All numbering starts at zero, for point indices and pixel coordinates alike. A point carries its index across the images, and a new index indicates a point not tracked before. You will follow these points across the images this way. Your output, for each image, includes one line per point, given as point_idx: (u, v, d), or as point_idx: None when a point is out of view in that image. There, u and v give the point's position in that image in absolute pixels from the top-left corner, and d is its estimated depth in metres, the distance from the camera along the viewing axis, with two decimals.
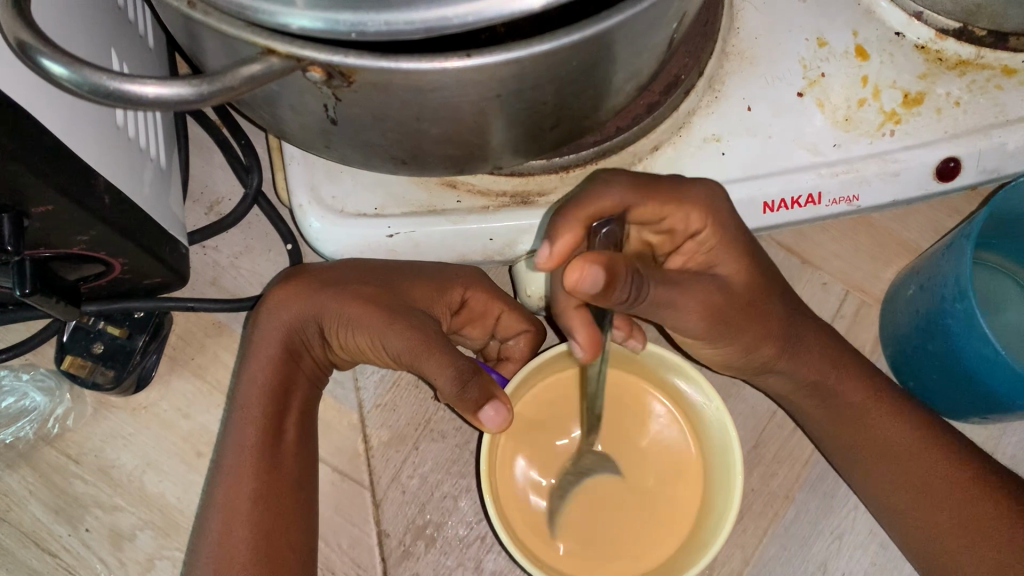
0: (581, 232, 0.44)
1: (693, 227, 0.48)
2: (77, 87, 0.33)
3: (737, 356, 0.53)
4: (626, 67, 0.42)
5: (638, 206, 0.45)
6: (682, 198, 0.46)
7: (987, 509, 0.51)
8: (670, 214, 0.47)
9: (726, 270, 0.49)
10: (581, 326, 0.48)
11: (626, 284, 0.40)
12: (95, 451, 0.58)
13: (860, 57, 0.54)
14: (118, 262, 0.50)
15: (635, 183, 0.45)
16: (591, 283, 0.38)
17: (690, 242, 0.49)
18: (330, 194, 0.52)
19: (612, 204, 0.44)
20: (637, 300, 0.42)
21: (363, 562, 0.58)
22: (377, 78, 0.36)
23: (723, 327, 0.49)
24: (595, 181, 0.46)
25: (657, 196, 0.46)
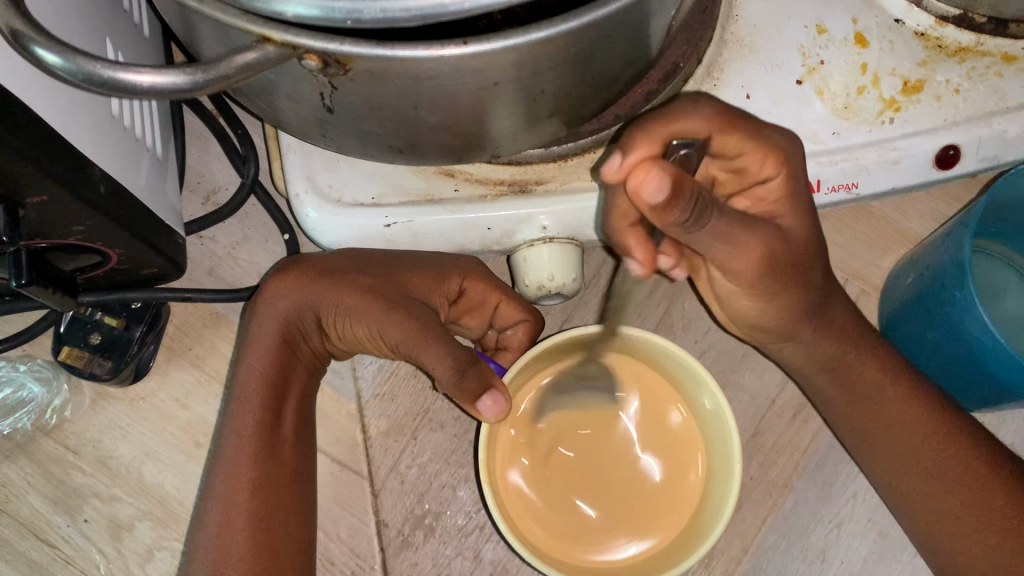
0: (660, 145, 0.41)
1: (765, 174, 0.45)
2: (70, 76, 0.33)
3: (770, 321, 0.52)
4: (624, 53, 0.42)
5: (717, 137, 0.43)
6: (762, 138, 0.44)
7: (993, 499, 0.51)
8: (747, 155, 0.44)
9: (784, 221, 0.47)
10: (639, 246, 0.46)
11: (689, 208, 0.39)
12: (93, 441, 0.58)
13: (859, 44, 0.54)
14: (115, 252, 0.50)
15: (725, 113, 0.43)
16: (653, 190, 0.37)
17: (758, 186, 0.47)
18: (327, 183, 0.51)
19: (695, 129, 0.42)
20: (694, 226, 0.41)
21: (362, 551, 0.58)
22: (374, 65, 0.36)
23: (772, 279, 0.48)
24: (684, 102, 0.43)
25: (742, 127, 0.43)
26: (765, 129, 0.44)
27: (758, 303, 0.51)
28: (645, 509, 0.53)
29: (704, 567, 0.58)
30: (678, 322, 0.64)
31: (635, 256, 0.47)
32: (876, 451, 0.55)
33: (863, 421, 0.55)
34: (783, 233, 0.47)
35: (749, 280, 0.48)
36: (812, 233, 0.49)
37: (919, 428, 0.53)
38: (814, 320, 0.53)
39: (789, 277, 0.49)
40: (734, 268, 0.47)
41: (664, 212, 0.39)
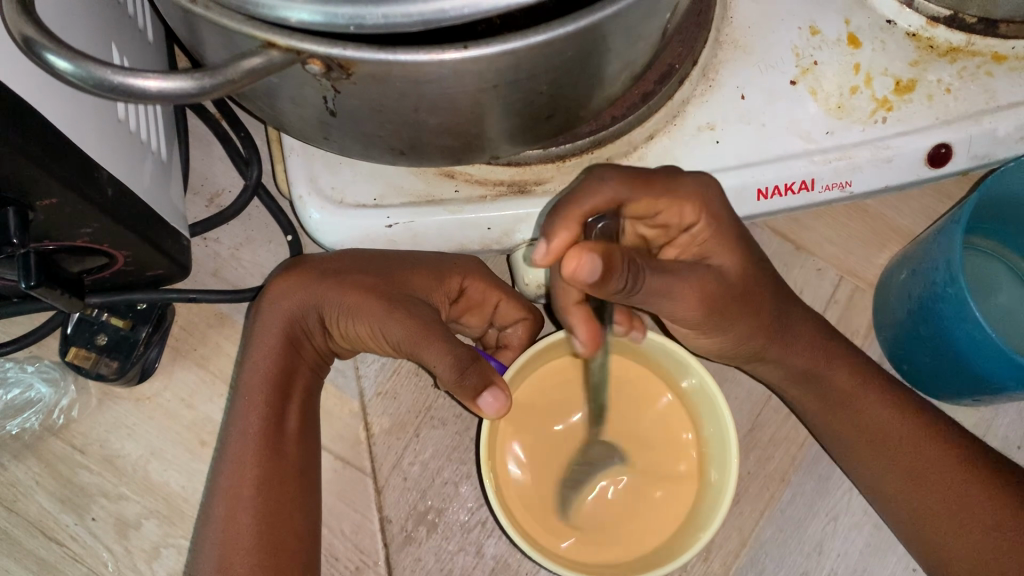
0: (578, 226, 0.43)
1: (687, 221, 0.48)
2: (80, 81, 0.33)
3: (729, 346, 0.54)
4: (620, 57, 0.43)
5: (629, 202, 0.46)
6: (676, 193, 0.46)
7: (974, 495, 0.52)
8: (664, 207, 0.47)
9: (716, 263, 0.49)
10: (583, 325, 0.50)
11: (623, 275, 0.41)
12: (100, 441, 0.59)
13: (852, 45, 0.55)
14: (121, 254, 0.51)
15: (632, 178, 0.45)
16: (591, 271, 0.39)
17: (684, 235, 0.49)
18: (329, 185, 0.52)
19: (604, 205, 0.44)
20: (633, 288, 0.43)
21: (366, 547, 0.58)
22: (376, 69, 0.36)
23: (718, 317, 0.50)
24: (587, 178, 0.45)
25: (648, 183, 0.45)
26: (678, 180, 0.46)
27: (712, 335, 0.53)
28: (643, 509, 0.54)
29: (703, 560, 0.59)
30: (675, 319, 0.65)
31: (579, 334, 0.50)
32: (856, 457, 0.56)
33: (840, 425, 0.55)
34: (717, 273, 0.49)
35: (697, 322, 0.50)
36: (748, 264, 0.50)
37: (895, 428, 0.54)
38: (777, 338, 0.54)
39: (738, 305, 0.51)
40: (683, 316, 0.49)
41: (603, 286, 0.40)
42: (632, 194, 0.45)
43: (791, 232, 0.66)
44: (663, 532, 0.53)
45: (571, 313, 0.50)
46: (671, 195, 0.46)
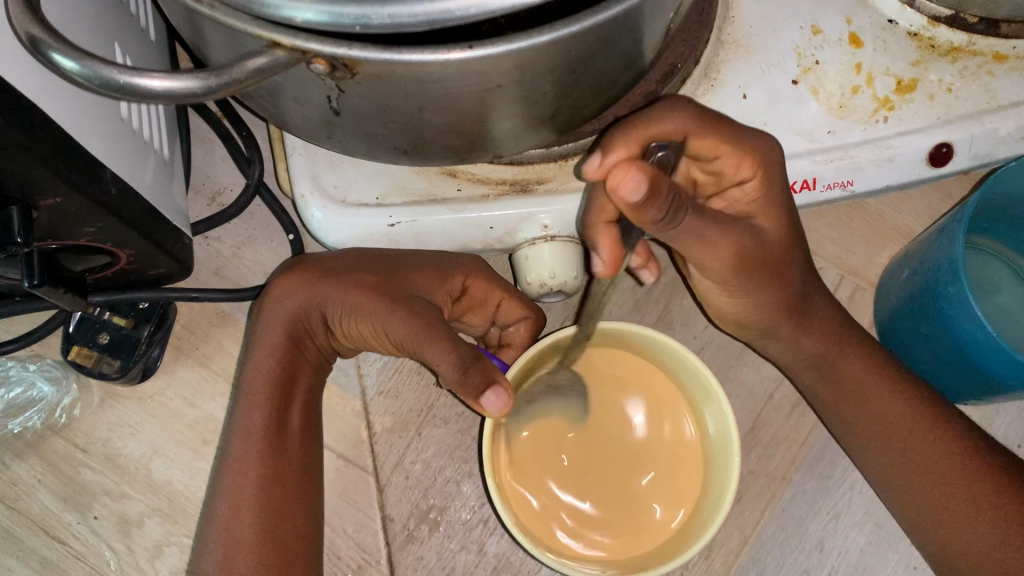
0: (637, 147, 0.43)
1: (742, 175, 0.48)
2: (85, 81, 0.33)
3: (752, 314, 0.54)
4: (624, 56, 0.43)
5: (694, 138, 0.45)
6: (736, 144, 0.46)
7: (982, 486, 0.51)
8: (725, 155, 0.46)
9: (761, 223, 0.50)
10: (607, 246, 0.49)
11: (664, 205, 0.42)
12: (102, 440, 0.59)
13: (854, 45, 0.55)
14: (123, 253, 0.51)
15: (703, 116, 0.45)
16: (630, 189, 0.40)
17: (735, 188, 0.50)
18: (332, 184, 0.52)
19: (671, 130, 0.44)
20: (670, 222, 0.44)
21: (368, 545, 0.59)
22: (380, 69, 0.37)
23: (744, 279, 0.51)
24: (665, 102, 0.45)
25: (721, 131, 0.45)
26: (743, 132, 0.46)
27: (737, 299, 0.53)
28: (637, 510, 0.54)
29: (704, 559, 0.59)
30: (676, 317, 0.65)
31: (601, 254, 0.49)
32: (863, 444, 0.56)
33: (851, 415, 0.56)
34: (756, 232, 0.49)
35: (724, 279, 0.51)
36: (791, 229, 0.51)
37: (905, 421, 0.54)
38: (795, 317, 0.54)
39: (759, 275, 0.51)
40: (710, 266, 0.50)
41: (642, 210, 0.41)
42: (692, 127, 0.44)
43: None
44: (656, 539, 0.53)
45: (597, 231, 0.49)
46: (733, 144, 0.46)
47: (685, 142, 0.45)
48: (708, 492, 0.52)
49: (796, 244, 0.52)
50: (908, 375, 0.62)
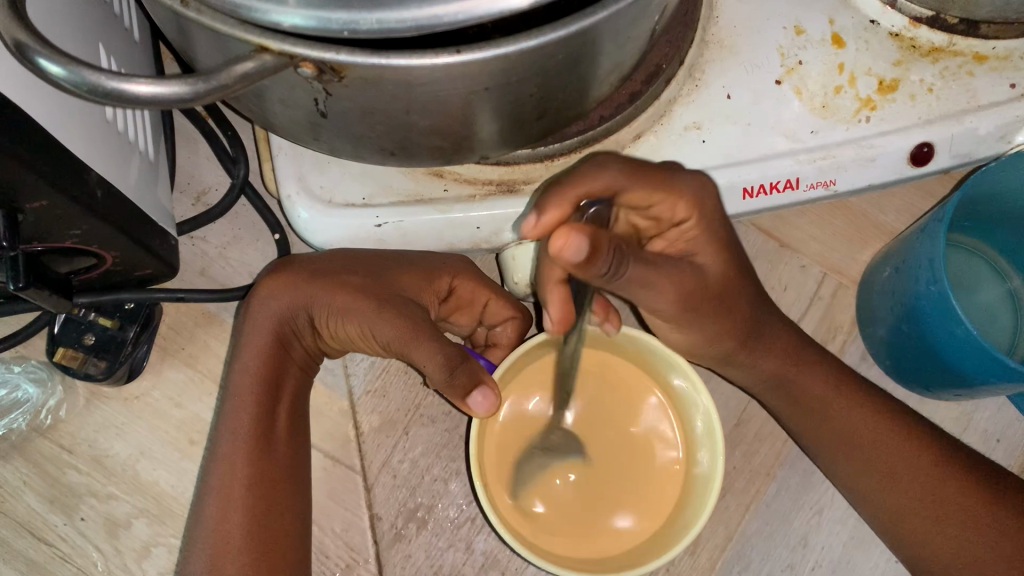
0: (569, 206, 0.45)
1: (678, 217, 0.48)
2: (73, 86, 0.33)
3: (704, 344, 0.54)
4: (610, 58, 0.43)
5: (625, 190, 0.46)
6: (664, 188, 0.46)
7: (950, 491, 0.52)
8: (658, 203, 0.47)
9: (703, 258, 0.49)
10: (558, 305, 0.49)
11: (609, 258, 0.40)
12: (88, 441, 0.59)
13: (836, 45, 0.55)
14: (110, 254, 0.51)
15: (634, 170, 0.45)
16: (575, 252, 0.38)
17: (673, 230, 0.49)
18: (318, 185, 0.52)
19: (599, 189, 0.45)
20: (614, 276, 0.42)
21: (357, 544, 0.59)
22: (367, 73, 0.37)
23: (693, 314, 0.50)
24: (592, 160, 0.46)
25: (646, 174, 0.46)
26: (678, 179, 0.47)
27: (688, 331, 0.53)
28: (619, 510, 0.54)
29: (690, 554, 0.60)
30: None
31: (551, 313, 0.49)
32: (828, 457, 0.56)
33: (811, 429, 0.56)
34: (698, 270, 0.49)
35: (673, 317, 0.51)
36: (729, 264, 0.50)
37: (868, 430, 0.55)
38: (751, 341, 0.54)
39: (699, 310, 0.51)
40: (657, 306, 0.49)
41: (585, 269, 0.39)
42: (624, 178, 0.45)
43: (776, 231, 0.66)
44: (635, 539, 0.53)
45: (549, 291, 0.49)
46: (661, 184, 0.46)
47: (614, 197, 0.46)
48: (692, 486, 0.53)
49: (741, 276, 0.52)
50: (889, 371, 0.63)
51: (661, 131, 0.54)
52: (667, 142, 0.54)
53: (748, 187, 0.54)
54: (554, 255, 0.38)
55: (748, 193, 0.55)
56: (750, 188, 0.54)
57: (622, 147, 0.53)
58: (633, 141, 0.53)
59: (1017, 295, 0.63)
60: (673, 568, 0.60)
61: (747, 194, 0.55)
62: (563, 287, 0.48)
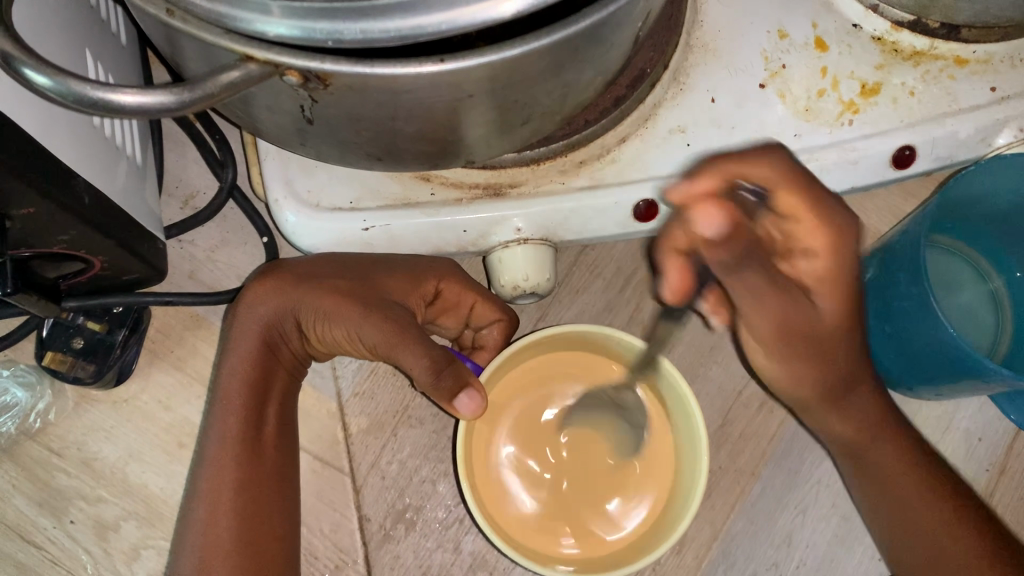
0: (723, 182, 0.40)
1: (813, 242, 0.42)
2: (58, 96, 0.34)
3: (790, 381, 0.53)
4: (594, 64, 0.43)
5: (781, 194, 0.41)
6: (834, 250, 0.42)
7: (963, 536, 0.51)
8: (806, 223, 0.41)
9: (821, 301, 0.46)
10: (675, 275, 0.44)
11: (730, 247, 0.41)
12: (77, 444, 0.59)
13: (819, 49, 0.56)
14: (98, 259, 0.51)
15: (793, 167, 0.41)
16: (671, 281, 0.45)
17: (803, 263, 0.44)
18: (305, 189, 0.53)
19: (759, 176, 0.40)
20: (728, 269, 0.43)
21: (345, 545, 0.59)
22: (352, 81, 0.37)
23: (790, 346, 0.50)
24: (757, 145, 0.42)
25: (819, 200, 0.41)
26: (832, 204, 0.41)
27: (773, 362, 0.53)
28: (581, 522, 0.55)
29: (676, 553, 0.60)
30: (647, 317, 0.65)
31: (669, 280, 0.45)
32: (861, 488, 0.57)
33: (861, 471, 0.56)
34: (805, 308, 0.47)
35: (772, 344, 0.51)
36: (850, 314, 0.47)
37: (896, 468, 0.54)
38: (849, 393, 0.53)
39: (810, 350, 0.50)
40: (755, 324, 0.50)
41: (709, 244, 0.41)
42: (806, 202, 0.40)
43: None
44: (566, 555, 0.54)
45: (669, 259, 0.44)
46: (823, 217, 0.41)
47: (771, 191, 0.41)
48: (680, 484, 0.53)
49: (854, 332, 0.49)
50: None
51: (646, 134, 0.54)
52: (652, 146, 0.54)
53: None
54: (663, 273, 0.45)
55: None
56: None
57: (608, 150, 0.54)
58: (618, 145, 0.54)
59: (998, 295, 0.64)
60: (658, 567, 0.60)
61: None
62: (681, 259, 0.44)
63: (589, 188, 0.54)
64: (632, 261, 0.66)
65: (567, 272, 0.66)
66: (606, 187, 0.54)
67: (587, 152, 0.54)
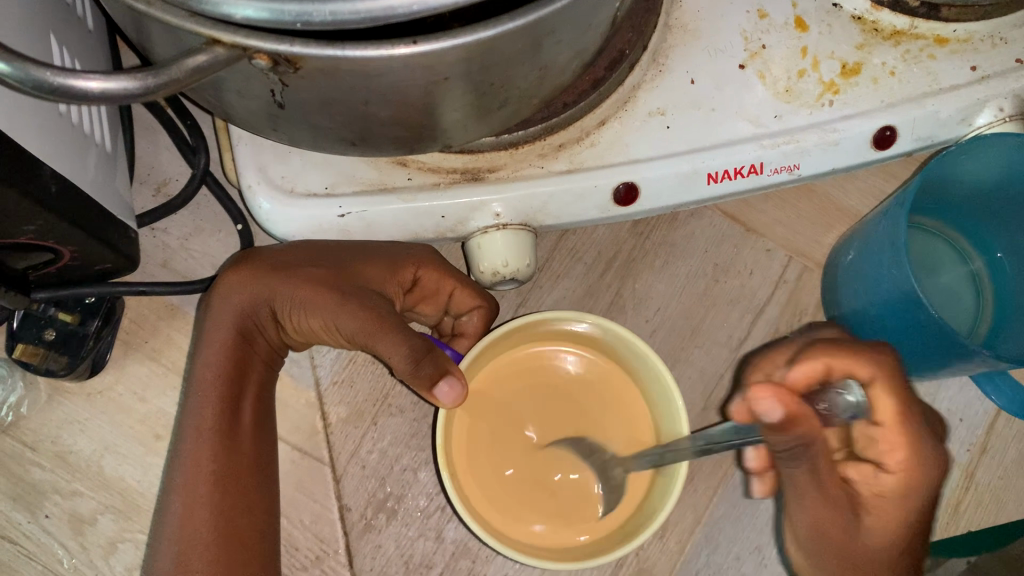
0: (822, 372, 0.43)
1: (892, 461, 0.43)
2: (18, 82, 0.32)
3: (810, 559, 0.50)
4: (571, 45, 0.43)
5: (874, 391, 0.42)
6: (917, 446, 0.42)
7: None
8: (890, 433, 0.42)
9: (866, 521, 0.44)
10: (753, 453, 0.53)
11: (793, 442, 0.40)
12: (50, 437, 0.58)
13: (799, 28, 0.55)
14: (68, 250, 0.50)
15: (899, 380, 0.42)
16: (764, 413, 0.40)
17: (869, 469, 0.44)
18: (279, 174, 0.52)
19: (862, 370, 0.42)
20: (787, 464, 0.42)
21: (326, 536, 0.59)
22: (323, 64, 0.36)
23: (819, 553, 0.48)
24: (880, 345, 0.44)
25: (910, 403, 0.42)
26: (921, 419, 0.43)
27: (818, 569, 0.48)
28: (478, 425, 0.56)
29: (659, 539, 0.60)
30: (628, 301, 0.64)
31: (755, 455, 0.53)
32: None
33: None
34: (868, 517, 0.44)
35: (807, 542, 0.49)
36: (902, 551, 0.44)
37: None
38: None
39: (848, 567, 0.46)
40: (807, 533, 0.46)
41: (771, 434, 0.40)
42: (901, 391, 0.42)
43: (741, 215, 0.66)
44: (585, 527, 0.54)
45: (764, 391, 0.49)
46: (914, 438, 0.42)
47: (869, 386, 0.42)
48: (661, 471, 0.53)
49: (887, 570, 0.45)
50: None
51: (626, 117, 0.54)
52: (632, 128, 0.54)
53: (713, 172, 0.54)
54: (750, 401, 0.40)
55: (713, 177, 0.55)
56: (715, 173, 0.55)
57: (587, 133, 0.53)
58: (597, 128, 0.53)
59: (979, 276, 0.64)
60: (642, 552, 0.60)
61: (710, 179, 0.55)
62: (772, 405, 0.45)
63: (569, 172, 0.53)
64: (613, 246, 0.65)
65: (547, 257, 0.65)
66: (586, 170, 0.53)
67: (565, 136, 0.53)
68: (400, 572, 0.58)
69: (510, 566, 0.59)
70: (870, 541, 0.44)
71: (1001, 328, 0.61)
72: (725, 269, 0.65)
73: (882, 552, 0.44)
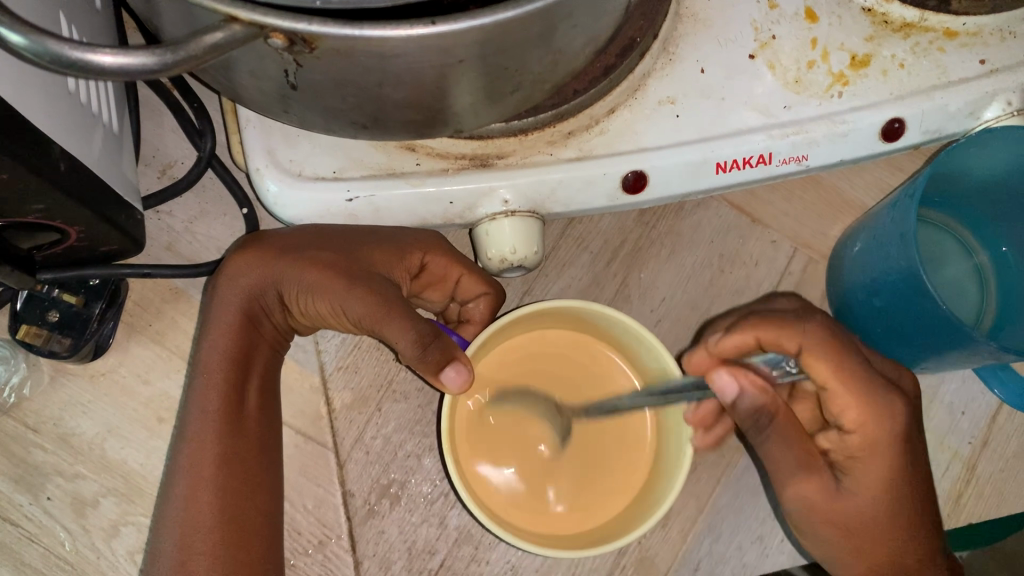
0: (753, 339, 0.52)
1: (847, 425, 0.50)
2: (35, 56, 0.32)
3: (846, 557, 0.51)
4: (585, 31, 0.43)
5: (808, 354, 0.50)
6: (863, 399, 0.49)
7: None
8: (839, 395, 0.50)
9: (848, 482, 0.50)
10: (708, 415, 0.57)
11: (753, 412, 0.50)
12: (53, 419, 0.58)
13: (809, 20, 0.55)
14: (74, 229, 0.49)
15: (831, 345, 0.50)
16: (721, 389, 0.49)
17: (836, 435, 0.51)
18: (287, 158, 0.51)
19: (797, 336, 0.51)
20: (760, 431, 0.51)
21: (329, 521, 0.59)
22: (340, 44, 0.36)
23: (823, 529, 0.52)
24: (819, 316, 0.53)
25: (843, 366, 0.49)
26: (878, 388, 0.50)
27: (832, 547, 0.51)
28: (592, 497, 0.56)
29: (662, 528, 0.60)
30: (634, 291, 0.64)
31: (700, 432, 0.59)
32: None
33: None
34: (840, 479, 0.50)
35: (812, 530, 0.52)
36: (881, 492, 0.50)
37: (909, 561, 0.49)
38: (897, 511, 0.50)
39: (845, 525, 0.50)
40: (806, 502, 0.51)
41: (733, 409, 0.50)
42: (825, 358, 0.50)
43: (747, 206, 0.66)
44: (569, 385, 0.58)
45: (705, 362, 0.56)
46: (855, 391, 0.49)
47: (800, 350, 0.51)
48: (666, 460, 0.54)
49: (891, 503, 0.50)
50: None
51: (635, 106, 0.53)
52: (641, 116, 0.54)
53: (721, 162, 0.54)
54: (708, 384, 0.50)
55: (721, 167, 0.55)
56: (724, 163, 0.55)
57: (596, 121, 0.53)
58: (607, 115, 0.53)
59: (983, 270, 0.64)
60: (645, 541, 0.60)
61: (719, 168, 0.55)
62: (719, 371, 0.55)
63: (578, 160, 0.53)
64: (619, 235, 0.65)
65: (553, 245, 0.65)
66: (595, 158, 0.53)
67: (575, 123, 0.53)
68: (403, 558, 0.58)
69: (513, 553, 0.59)
70: (854, 505, 0.50)
71: (1005, 322, 0.61)
72: (730, 260, 0.65)
73: (860, 513, 0.50)
